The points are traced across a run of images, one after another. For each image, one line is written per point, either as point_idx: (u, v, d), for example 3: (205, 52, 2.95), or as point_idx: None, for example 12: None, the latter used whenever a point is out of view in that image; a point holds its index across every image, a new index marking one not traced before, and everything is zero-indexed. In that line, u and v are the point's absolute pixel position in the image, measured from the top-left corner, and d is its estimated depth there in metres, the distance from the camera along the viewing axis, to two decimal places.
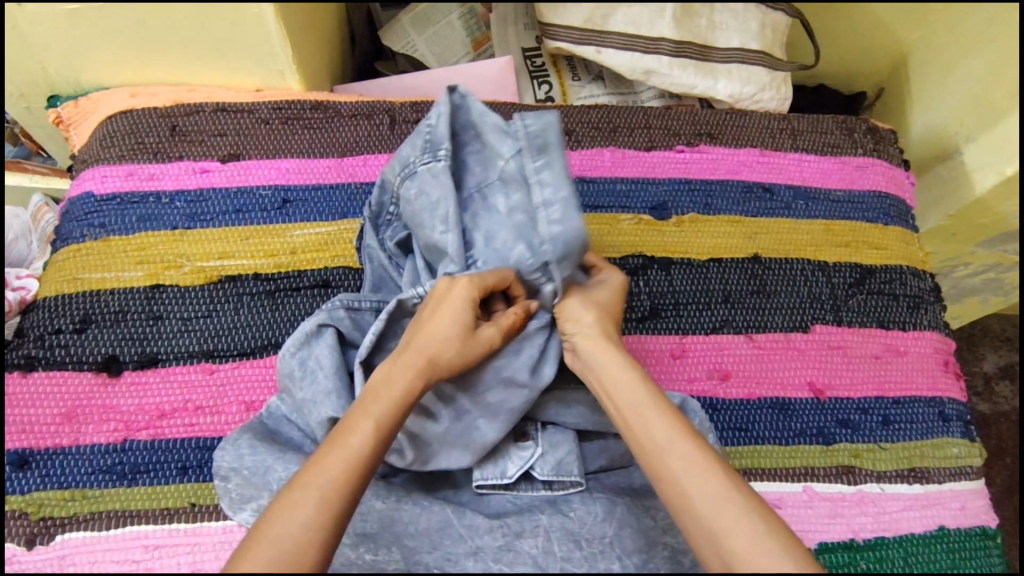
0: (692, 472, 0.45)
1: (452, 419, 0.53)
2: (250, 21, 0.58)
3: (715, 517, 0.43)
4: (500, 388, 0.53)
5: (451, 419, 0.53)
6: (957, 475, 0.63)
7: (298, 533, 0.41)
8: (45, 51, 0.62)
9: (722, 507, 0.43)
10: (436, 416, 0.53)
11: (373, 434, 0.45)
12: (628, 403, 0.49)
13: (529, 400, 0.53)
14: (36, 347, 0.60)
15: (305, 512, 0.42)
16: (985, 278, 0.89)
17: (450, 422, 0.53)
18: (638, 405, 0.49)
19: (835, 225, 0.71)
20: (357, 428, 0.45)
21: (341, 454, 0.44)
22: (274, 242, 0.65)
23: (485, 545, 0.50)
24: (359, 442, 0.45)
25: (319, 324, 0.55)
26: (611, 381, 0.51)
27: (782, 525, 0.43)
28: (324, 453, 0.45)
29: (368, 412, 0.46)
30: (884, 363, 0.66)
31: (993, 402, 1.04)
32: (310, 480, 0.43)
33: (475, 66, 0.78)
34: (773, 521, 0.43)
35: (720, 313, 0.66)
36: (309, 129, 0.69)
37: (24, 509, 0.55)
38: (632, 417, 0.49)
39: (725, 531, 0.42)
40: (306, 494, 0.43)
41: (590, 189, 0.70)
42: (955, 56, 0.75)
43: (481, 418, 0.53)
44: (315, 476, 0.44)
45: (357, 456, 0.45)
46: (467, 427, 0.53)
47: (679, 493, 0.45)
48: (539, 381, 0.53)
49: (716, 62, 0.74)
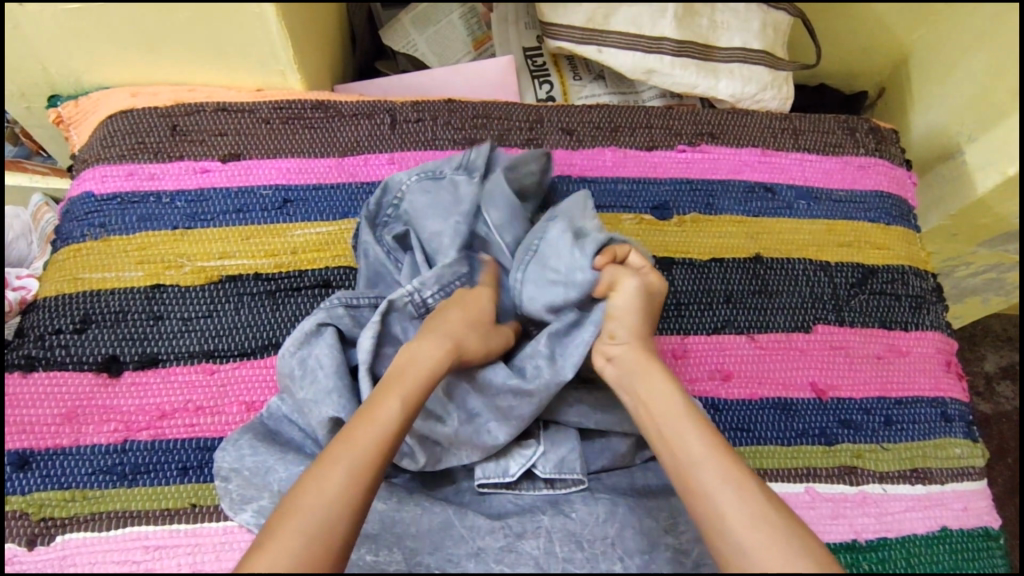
0: (723, 487, 0.44)
1: (463, 421, 0.53)
2: (250, 21, 0.58)
3: (743, 533, 0.42)
4: (511, 395, 0.54)
5: (461, 421, 0.53)
6: (959, 475, 0.63)
7: (329, 504, 0.43)
8: (45, 51, 0.62)
9: (752, 523, 0.43)
10: (445, 418, 0.53)
11: (403, 412, 0.48)
12: (662, 415, 0.50)
13: (538, 407, 0.53)
14: (37, 347, 0.60)
15: (336, 484, 0.44)
16: (986, 278, 0.89)
17: (462, 423, 0.53)
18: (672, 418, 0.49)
19: (837, 225, 0.71)
20: (386, 408, 0.48)
21: (371, 430, 0.47)
22: (275, 242, 0.65)
23: (487, 545, 0.50)
24: (388, 420, 0.47)
25: (319, 322, 0.55)
26: (645, 393, 0.51)
27: (816, 548, 0.42)
28: (355, 430, 0.47)
29: (396, 393, 0.48)
30: (886, 363, 0.66)
31: (995, 402, 1.04)
32: (342, 454, 0.45)
33: (476, 66, 0.78)
34: (806, 542, 0.42)
35: (721, 313, 0.66)
36: (310, 129, 0.69)
37: (24, 509, 0.55)
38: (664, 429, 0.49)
39: (752, 547, 0.42)
40: (337, 467, 0.45)
41: (592, 189, 0.70)
42: (953, 58, 0.75)
43: (492, 421, 0.54)
44: (346, 450, 0.46)
45: (386, 433, 0.47)
46: (478, 430, 0.54)
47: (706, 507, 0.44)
48: (547, 390, 0.53)
49: (717, 62, 0.74)
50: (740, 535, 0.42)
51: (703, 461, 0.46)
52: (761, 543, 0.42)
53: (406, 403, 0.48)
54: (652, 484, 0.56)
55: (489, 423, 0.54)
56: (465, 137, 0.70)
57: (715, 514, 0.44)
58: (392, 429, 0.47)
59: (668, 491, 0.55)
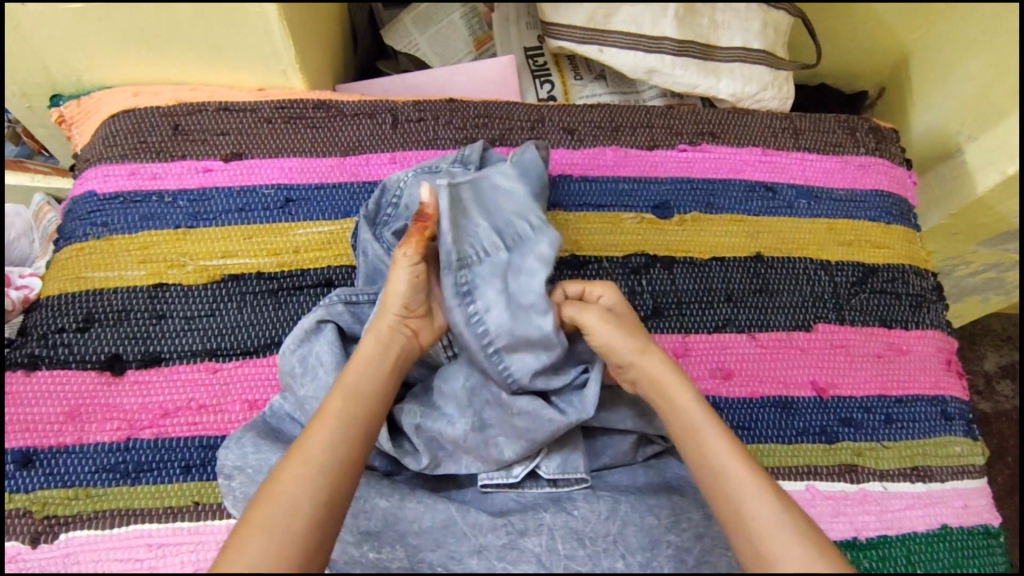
0: (744, 491, 0.46)
1: (474, 429, 0.53)
2: (252, 21, 0.58)
3: (775, 546, 0.44)
4: (528, 417, 0.53)
5: (473, 430, 0.53)
6: (960, 474, 0.63)
7: (289, 506, 0.43)
8: (47, 51, 0.62)
9: (784, 535, 0.44)
10: (454, 422, 0.53)
11: (348, 406, 0.48)
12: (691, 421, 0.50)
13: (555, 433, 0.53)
14: (39, 346, 0.60)
15: (292, 485, 0.44)
16: (986, 278, 0.90)
17: (471, 431, 0.53)
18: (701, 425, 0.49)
19: (837, 224, 0.71)
20: (331, 405, 0.48)
21: (323, 429, 0.47)
22: (277, 242, 0.65)
23: (489, 543, 0.51)
24: (337, 414, 0.48)
25: (318, 321, 0.55)
26: (668, 399, 0.51)
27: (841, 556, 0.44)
28: (309, 432, 0.47)
29: (340, 391, 0.49)
30: (887, 362, 0.66)
31: (995, 401, 1.04)
32: (296, 456, 0.46)
33: (477, 66, 0.78)
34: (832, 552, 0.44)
35: (723, 312, 0.66)
36: (311, 128, 0.69)
37: (27, 508, 0.55)
38: (694, 436, 0.49)
39: (776, 553, 0.43)
40: (291, 469, 0.45)
41: (593, 188, 0.70)
42: (952, 64, 0.76)
43: (503, 437, 0.53)
44: (300, 452, 0.46)
45: (336, 429, 0.47)
46: (487, 442, 0.53)
47: (740, 518, 0.45)
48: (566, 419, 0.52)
49: (718, 62, 0.74)
50: (772, 547, 0.44)
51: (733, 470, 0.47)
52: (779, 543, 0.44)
53: (350, 398, 0.49)
54: (654, 481, 0.56)
55: (502, 439, 0.53)
56: (467, 137, 0.70)
57: (747, 526, 0.45)
58: (342, 424, 0.47)
59: (670, 489, 0.55)
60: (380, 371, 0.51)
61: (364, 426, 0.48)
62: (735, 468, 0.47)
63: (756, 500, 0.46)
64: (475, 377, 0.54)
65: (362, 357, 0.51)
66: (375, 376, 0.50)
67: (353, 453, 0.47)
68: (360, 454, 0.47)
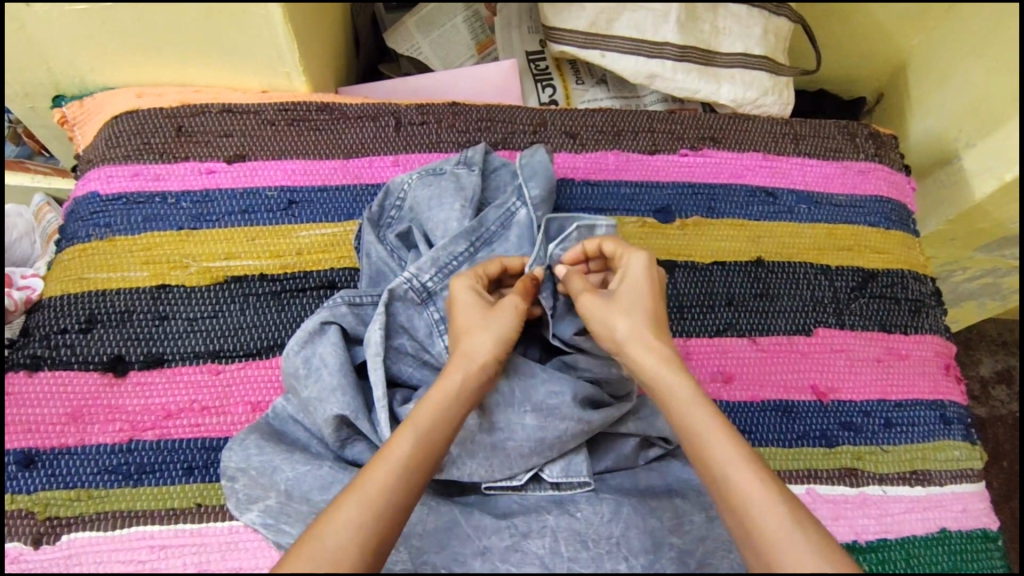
0: (731, 453, 0.45)
1: (484, 430, 0.53)
2: (257, 23, 0.58)
3: (768, 525, 0.42)
4: (537, 418, 0.53)
5: (483, 431, 0.53)
6: (958, 477, 0.63)
7: (337, 545, 0.42)
8: (51, 52, 0.62)
9: (793, 542, 0.41)
10: (466, 421, 0.53)
11: (415, 450, 0.46)
12: (695, 420, 0.47)
13: (562, 435, 0.53)
14: (42, 347, 0.60)
15: (345, 524, 0.42)
16: (983, 283, 0.90)
17: (482, 432, 0.53)
18: (705, 424, 0.47)
19: (837, 229, 0.72)
20: (398, 446, 0.46)
21: (384, 467, 0.45)
22: (281, 243, 0.65)
23: (493, 544, 0.51)
24: (402, 457, 0.46)
25: (323, 321, 0.56)
26: (670, 397, 0.49)
27: (832, 540, 0.42)
28: (369, 471, 0.45)
29: (408, 429, 0.47)
30: (886, 366, 0.67)
31: (990, 406, 1.05)
32: (353, 492, 0.44)
33: (480, 70, 0.79)
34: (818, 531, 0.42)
35: (724, 316, 0.66)
36: (315, 130, 0.69)
37: (30, 508, 0.55)
38: (682, 407, 0.48)
39: (762, 521, 0.43)
40: (347, 507, 0.43)
41: (595, 192, 0.70)
42: (951, 67, 0.77)
43: (511, 441, 0.53)
44: (358, 489, 0.44)
45: (400, 472, 0.45)
46: (496, 446, 0.53)
47: (740, 516, 0.43)
48: (577, 422, 0.53)
49: (719, 68, 0.75)
50: (777, 555, 0.41)
51: (738, 473, 0.44)
52: (763, 510, 0.43)
53: (419, 442, 0.47)
54: (655, 484, 0.56)
55: (511, 440, 0.53)
56: (470, 141, 0.71)
57: (744, 524, 0.43)
58: (405, 467, 0.46)
59: (672, 492, 0.55)
60: (452, 417, 0.48)
61: (426, 470, 0.46)
62: (732, 458, 0.45)
63: (765, 504, 0.43)
64: None
65: (438, 396, 0.49)
66: (448, 422, 0.48)
67: (408, 500, 0.45)
68: (412, 502, 0.46)
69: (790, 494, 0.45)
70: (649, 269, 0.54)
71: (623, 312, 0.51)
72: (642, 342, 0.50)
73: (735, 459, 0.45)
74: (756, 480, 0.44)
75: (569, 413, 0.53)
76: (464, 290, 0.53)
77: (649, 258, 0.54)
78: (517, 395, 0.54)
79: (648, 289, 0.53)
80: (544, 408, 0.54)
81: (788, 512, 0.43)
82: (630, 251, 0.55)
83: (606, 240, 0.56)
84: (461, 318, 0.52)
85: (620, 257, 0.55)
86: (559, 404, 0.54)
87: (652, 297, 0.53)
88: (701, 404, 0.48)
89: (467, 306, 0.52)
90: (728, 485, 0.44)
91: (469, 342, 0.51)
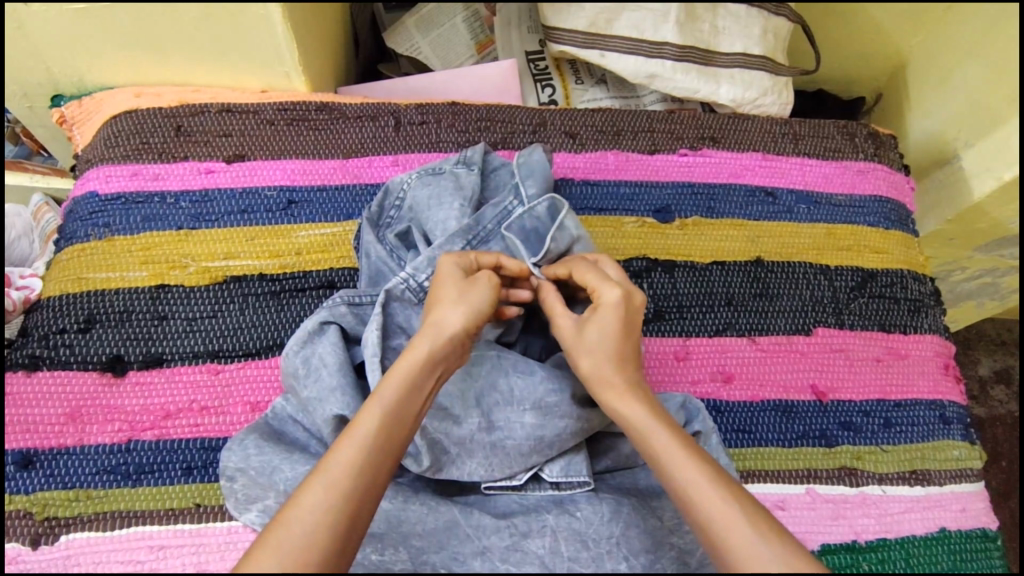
0: (688, 470, 0.46)
1: (483, 429, 0.53)
2: (255, 23, 0.58)
3: (731, 536, 0.43)
4: (536, 416, 0.53)
5: (482, 429, 0.53)
6: (957, 477, 0.63)
7: (305, 531, 0.41)
8: (52, 53, 0.62)
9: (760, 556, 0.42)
10: (464, 421, 0.53)
11: (381, 427, 0.46)
12: (656, 447, 0.47)
13: (561, 433, 0.53)
14: (41, 346, 0.60)
15: (312, 508, 0.42)
16: (982, 283, 0.90)
17: (481, 431, 0.53)
18: (666, 449, 0.47)
19: (836, 229, 0.72)
20: (363, 424, 0.46)
21: (349, 448, 0.45)
22: (279, 243, 0.65)
23: (492, 544, 0.51)
24: (367, 436, 0.45)
25: (322, 321, 0.55)
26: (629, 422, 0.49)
27: (796, 543, 0.43)
28: (335, 452, 0.45)
29: (374, 407, 0.46)
30: (886, 366, 0.67)
31: (989, 406, 1.05)
32: (319, 475, 0.44)
33: (478, 70, 0.79)
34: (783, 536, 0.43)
35: (723, 316, 0.66)
36: (314, 130, 0.69)
37: (29, 509, 0.55)
38: (639, 429, 0.48)
39: (725, 533, 0.43)
40: (314, 489, 0.43)
41: (595, 192, 0.70)
42: (952, 65, 0.77)
43: (510, 439, 0.53)
44: (323, 473, 0.44)
45: (365, 450, 0.45)
46: (495, 445, 0.53)
47: (705, 530, 0.44)
48: (574, 420, 0.53)
49: (718, 67, 0.75)
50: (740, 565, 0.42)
51: (702, 494, 0.45)
52: (726, 520, 0.43)
53: (384, 419, 0.46)
54: (654, 484, 0.56)
55: (510, 438, 0.53)
56: (469, 140, 0.71)
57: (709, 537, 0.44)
58: (372, 446, 0.45)
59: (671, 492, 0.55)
60: (420, 390, 0.48)
61: (394, 447, 0.46)
62: (692, 473, 0.45)
63: (732, 522, 0.43)
64: (487, 374, 0.54)
65: (402, 370, 0.48)
66: (413, 397, 0.47)
67: (376, 479, 0.45)
68: (383, 477, 0.46)
69: (753, 502, 0.45)
70: (621, 305, 0.51)
71: (589, 350, 0.51)
72: (606, 376, 0.50)
73: (702, 482, 0.45)
74: (720, 498, 0.44)
75: (567, 411, 0.53)
76: (447, 268, 0.52)
77: (624, 289, 0.52)
78: (515, 394, 0.54)
79: (618, 324, 0.51)
80: (543, 407, 0.54)
81: (755, 528, 0.43)
82: (604, 282, 0.52)
83: (579, 266, 0.54)
84: (440, 289, 0.51)
85: (593, 288, 0.52)
86: (557, 404, 0.54)
87: (625, 329, 0.51)
88: (657, 423, 0.48)
89: (450, 284, 0.51)
90: (694, 503, 0.45)
91: (439, 315, 0.50)
